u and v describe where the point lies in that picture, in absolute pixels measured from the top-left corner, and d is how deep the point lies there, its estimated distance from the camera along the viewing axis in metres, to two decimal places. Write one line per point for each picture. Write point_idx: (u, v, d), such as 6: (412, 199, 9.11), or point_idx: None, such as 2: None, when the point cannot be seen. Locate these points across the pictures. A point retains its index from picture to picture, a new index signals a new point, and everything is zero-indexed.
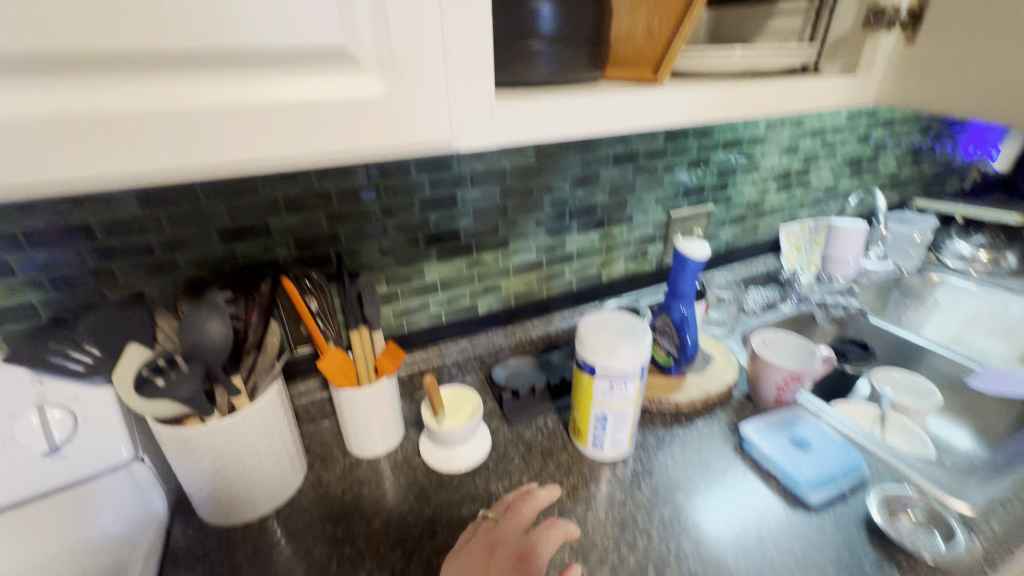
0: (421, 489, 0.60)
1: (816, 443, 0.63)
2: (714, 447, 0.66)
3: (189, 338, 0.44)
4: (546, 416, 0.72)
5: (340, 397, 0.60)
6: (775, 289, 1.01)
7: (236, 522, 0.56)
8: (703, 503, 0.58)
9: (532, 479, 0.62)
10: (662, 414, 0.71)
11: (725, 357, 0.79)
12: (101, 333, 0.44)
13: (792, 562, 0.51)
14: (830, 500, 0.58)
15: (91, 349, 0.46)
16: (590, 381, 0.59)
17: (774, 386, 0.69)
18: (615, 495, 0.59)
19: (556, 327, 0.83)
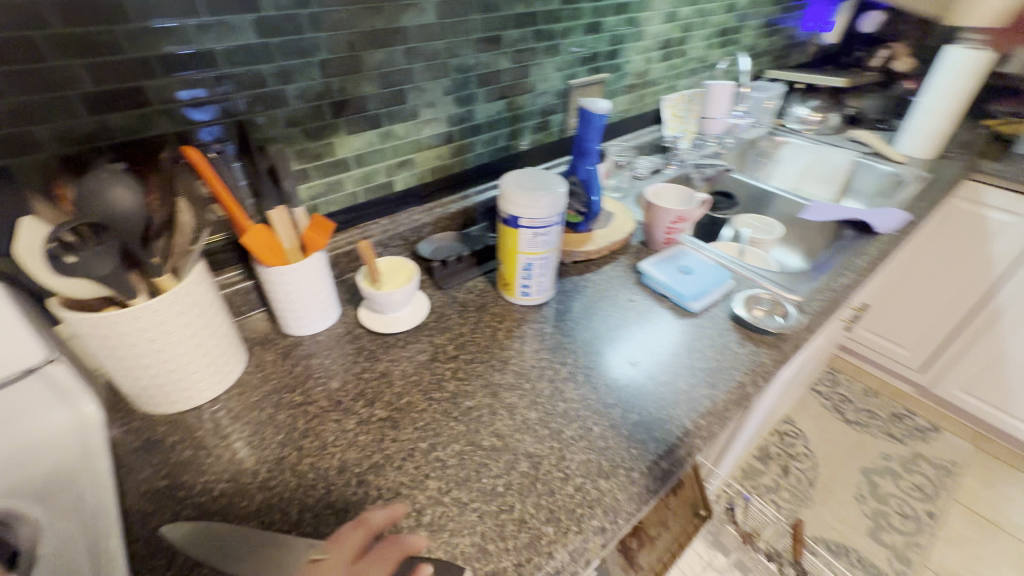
0: (369, 352, 0.64)
1: (696, 266, 0.77)
2: (620, 283, 0.78)
3: (99, 208, 0.42)
4: (475, 280, 0.77)
5: (271, 275, 0.59)
6: (659, 156, 1.13)
7: (185, 408, 0.56)
8: (615, 324, 0.70)
9: (471, 329, 0.69)
10: (576, 265, 0.81)
11: (623, 213, 0.89)
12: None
13: (682, 351, 0.66)
14: (707, 307, 0.73)
15: None
16: (515, 232, 0.64)
17: (664, 228, 0.81)
18: (544, 330, 0.69)
19: (472, 202, 0.85)
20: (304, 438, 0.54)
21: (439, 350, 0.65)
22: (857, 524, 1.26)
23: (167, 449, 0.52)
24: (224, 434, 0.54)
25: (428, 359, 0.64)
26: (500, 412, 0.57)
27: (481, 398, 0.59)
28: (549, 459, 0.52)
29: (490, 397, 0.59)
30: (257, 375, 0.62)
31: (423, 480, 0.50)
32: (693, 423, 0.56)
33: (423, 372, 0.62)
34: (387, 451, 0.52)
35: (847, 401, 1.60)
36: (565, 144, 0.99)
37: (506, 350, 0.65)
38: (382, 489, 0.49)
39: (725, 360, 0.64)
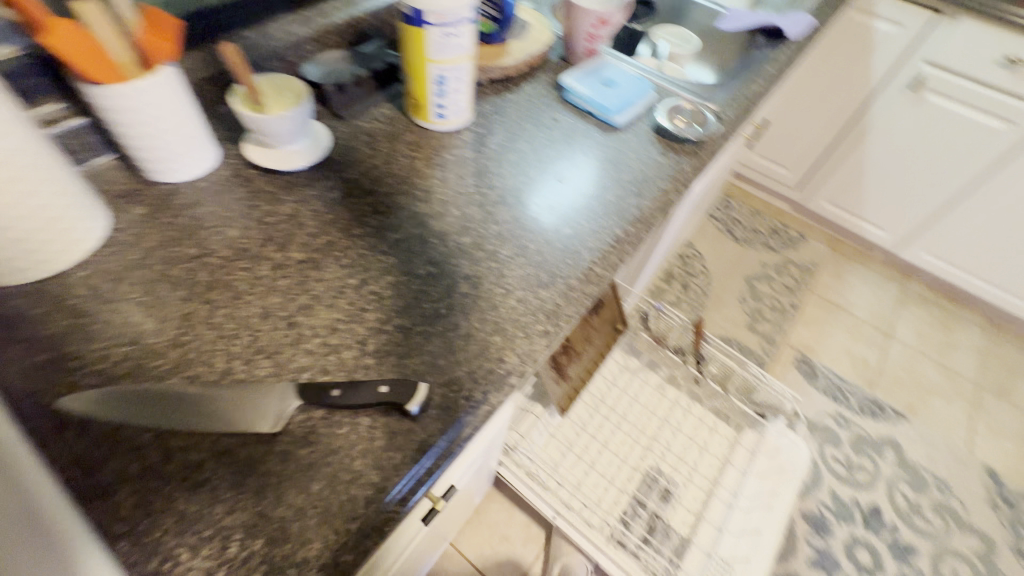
0: (268, 195, 0.55)
1: (618, 77, 0.73)
2: (542, 102, 0.72)
3: None
4: (380, 107, 0.67)
5: (107, 98, 0.45)
6: None
7: (44, 275, 0.46)
8: (540, 144, 0.66)
9: (386, 160, 0.61)
10: (493, 85, 0.73)
11: (539, 22, 0.78)
12: None
13: (609, 165, 0.64)
14: (631, 120, 0.70)
15: None
16: (422, 32, 0.54)
17: (585, 36, 0.74)
18: (466, 155, 0.63)
19: (360, 10, 0.69)
20: (211, 290, 0.47)
21: (352, 186, 0.58)
22: (739, 320, 1.50)
23: (36, 322, 0.44)
24: (108, 298, 0.46)
25: (341, 196, 0.57)
26: (432, 241, 0.54)
27: (409, 229, 0.54)
28: (488, 277, 0.51)
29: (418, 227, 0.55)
30: (130, 230, 0.51)
31: (360, 314, 0.47)
32: (623, 231, 0.57)
33: (337, 210, 0.55)
34: (314, 292, 0.48)
35: (737, 223, 1.78)
36: None
37: (428, 180, 0.60)
38: (317, 327, 0.46)
39: (650, 170, 0.64)
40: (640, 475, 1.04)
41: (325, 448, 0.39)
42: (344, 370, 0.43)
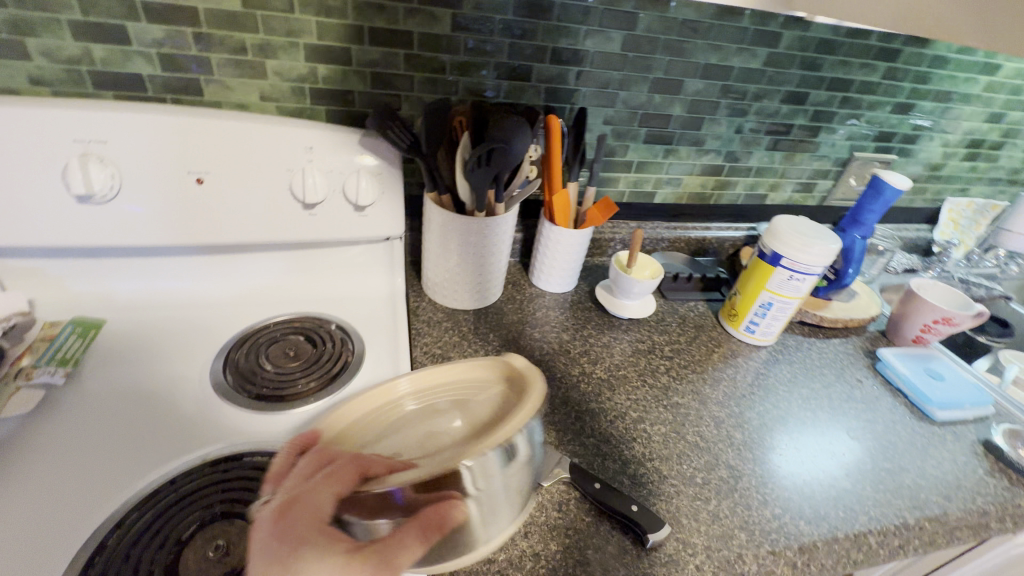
0: (596, 324, 0.74)
1: (949, 376, 0.71)
2: (849, 360, 0.76)
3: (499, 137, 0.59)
4: (697, 302, 0.82)
5: (553, 232, 0.72)
6: (920, 257, 1.04)
7: (455, 306, 0.72)
8: (834, 393, 0.69)
9: (687, 341, 0.74)
10: (802, 326, 0.81)
11: (869, 296, 0.85)
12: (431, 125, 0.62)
13: (911, 450, 0.62)
14: (952, 420, 0.67)
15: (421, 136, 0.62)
16: (772, 269, 0.68)
17: (919, 325, 0.76)
18: (756, 368, 0.71)
19: (712, 235, 0.90)
20: (537, 366, 0.65)
21: (655, 346, 0.72)
22: None
23: (441, 329, 0.68)
24: (479, 337, 0.68)
25: (644, 350, 0.71)
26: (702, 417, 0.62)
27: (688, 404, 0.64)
28: (748, 477, 0.55)
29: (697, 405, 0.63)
30: (507, 304, 0.76)
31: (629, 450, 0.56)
32: (915, 521, 0.54)
33: (638, 357, 0.69)
34: (604, 404, 0.61)
35: None
36: (821, 210, 0.97)
37: (717, 371, 0.69)
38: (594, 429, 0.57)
39: (965, 479, 0.59)
40: None
41: (572, 521, 0.47)
42: (608, 473, 0.52)
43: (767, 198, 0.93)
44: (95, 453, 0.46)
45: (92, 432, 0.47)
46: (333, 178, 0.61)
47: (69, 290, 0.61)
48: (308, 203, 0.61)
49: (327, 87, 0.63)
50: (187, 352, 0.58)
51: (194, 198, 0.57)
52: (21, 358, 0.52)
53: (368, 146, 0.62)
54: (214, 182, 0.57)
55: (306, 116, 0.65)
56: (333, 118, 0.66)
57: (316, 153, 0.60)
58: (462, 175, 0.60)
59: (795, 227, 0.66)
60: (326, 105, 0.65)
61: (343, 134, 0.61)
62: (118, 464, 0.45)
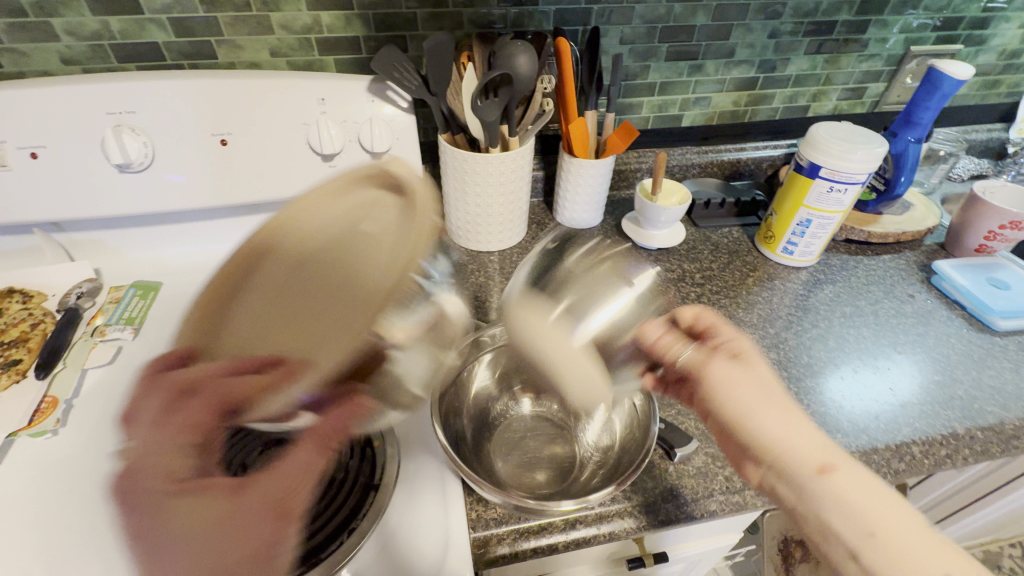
0: (623, 257, 0.73)
1: (1017, 284, 0.65)
2: (899, 276, 0.71)
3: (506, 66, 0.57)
4: (731, 228, 0.79)
5: (571, 165, 0.70)
6: (992, 162, 0.94)
7: (481, 248, 0.73)
8: (881, 310, 0.66)
9: (720, 267, 0.72)
10: (848, 244, 0.76)
11: (925, 207, 0.78)
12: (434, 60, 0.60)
13: (967, 362, 0.58)
14: (1017, 330, 0.62)
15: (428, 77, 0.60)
16: (808, 183, 0.64)
17: (984, 232, 0.70)
18: (796, 290, 0.69)
19: (748, 156, 0.84)
20: None
21: (686, 275, 0.70)
22: None
23: (467, 271, 0.69)
24: (505, 277, 0.69)
25: (674, 279, 0.69)
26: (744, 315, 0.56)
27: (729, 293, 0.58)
28: (783, 395, 0.54)
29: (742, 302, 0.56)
30: (532, 243, 0.76)
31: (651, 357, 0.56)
32: (965, 431, 0.51)
33: (668, 286, 0.68)
34: None
35: None
36: (872, 118, 0.89)
37: (752, 296, 0.67)
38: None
39: None
40: None
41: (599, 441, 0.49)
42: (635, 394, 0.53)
43: (809, 110, 0.86)
44: None
45: None
46: (347, 128, 0.62)
47: (127, 257, 0.66)
48: (327, 154, 0.62)
49: (331, 35, 0.63)
50: None
51: (220, 159, 0.60)
52: (95, 318, 0.58)
53: (377, 92, 0.62)
54: (238, 142, 0.59)
55: (316, 68, 0.65)
56: (342, 68, 0.66)
57: (328, 104, 0.61)
58: (471, 111, 0.59)
59: (834, 134, 0.61)
60: (334, 55, 0.65)
61: (353, 82, 0.61)
62: None
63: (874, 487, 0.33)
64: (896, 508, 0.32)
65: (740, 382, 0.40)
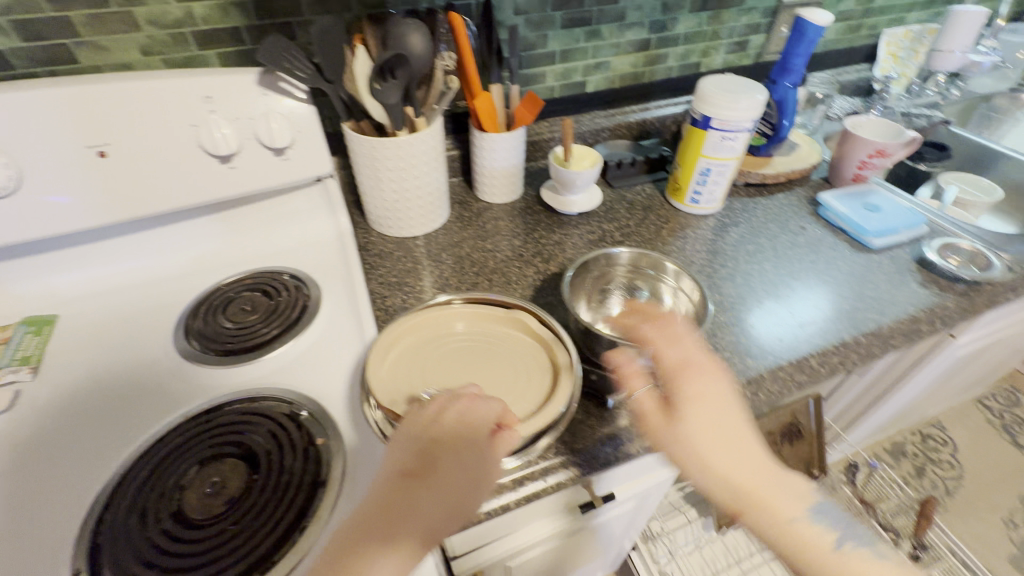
0: (546, 225, 0.75)
1: (885, 206, 0.74)
2: (792, 211, 0.78)
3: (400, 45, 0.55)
4: (644, 185, 0.83)
5: (483, 140, 0.71)
6: (862, 99, 1.04)
7: (405, 234, 0.72)
8: (779, 244, 0.72)
9: (636, 223, 0.76)
10: (747, 188, 0.83)
11: (809, 146, 0.86)
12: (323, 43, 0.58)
13: (851, 279, 0.66)
14: (889, 246, 0.71)
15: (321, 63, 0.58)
16: (703, 134, 0.68)
17: (856, 162, 0.78)
18: (706, 236, 0.74)
19: (651, 115, 0.89)
20: (494, 273, 0.66)
21: (606, 234, 0.74)
22: (996, 546, 1.17)
23: (394, 257, 0.69)
24: (433, 259, 0.69)
25: (595, 240, 0.73)
26: (682, 296, 0.53)
27: (661, 280, 0.55)
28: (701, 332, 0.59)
29: (676, 275, 0.54)
30: (456, 222, 0.76)
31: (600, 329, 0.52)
32: (852, 338, 0.59)
33: (590, 247, 0.71)
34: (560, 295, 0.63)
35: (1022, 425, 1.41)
36: (757, 68, 0.96)
37: (667, 246, 0.72)
38: (566, 291, 0.52)
39: (899, 295, 0.64)
40: None
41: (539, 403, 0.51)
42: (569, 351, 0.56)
43: (702, 66, 0.91)
44: (83, 431, 0.48)
45: (74, 414, 0.49)
46: (242, 125, 0.59)
47: (10, 293, 0.60)
48: (224, 156, 0.59)
49: (208, 27, 0.59)
50: (147, 329, 0.58)
51: (101, 173, 0.55)
52: None
53: (268, 84, 0.59)
54: (120, 153, 0.55)
55: (197, 65, 0.61)
56: (227, 62, 0.62)
57: (217, 101, 0.57)
58: (370, 95, 0.57)
59: (719, 86, 0.65)
60: (216, 49, 0.61)
61: (239, 76, 0.58)
62: (108, 436, 0.48)
63: (794, 510, 0.40)
64: (813, 509, 0.41)
65: (719, 411, 0.40)
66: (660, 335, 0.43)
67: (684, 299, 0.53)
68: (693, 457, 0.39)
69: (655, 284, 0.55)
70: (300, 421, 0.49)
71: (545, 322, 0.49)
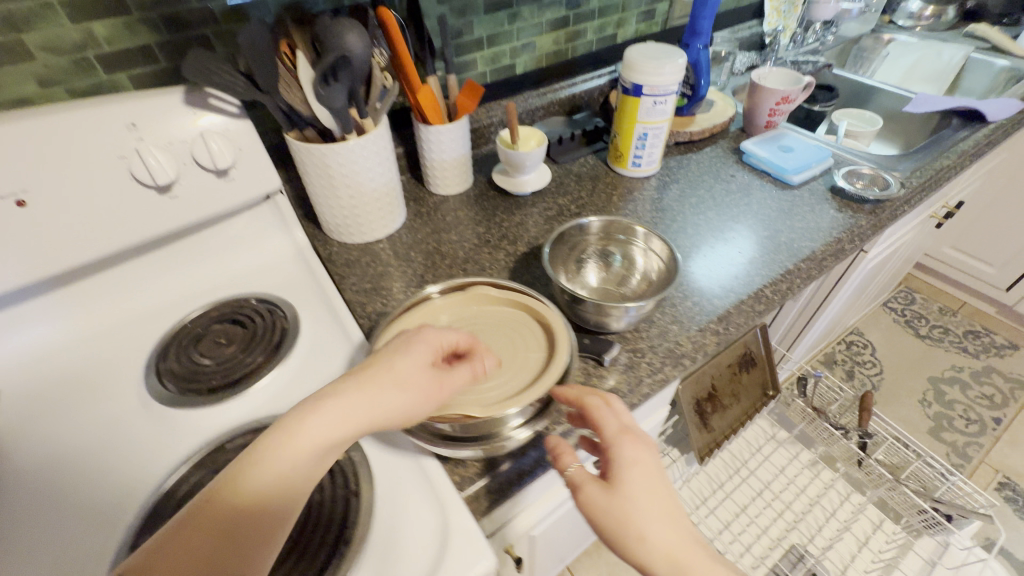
0: (504, 209, 0.77)
1: (797, 146, 0.83)
2: (721, 162, 0.86)
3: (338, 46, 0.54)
4: (586, 157, 0.87)
5: (430, 133, 0.71)
6: (757, 53, 1.15)
7: (367, 239, 0.71)
8: (716, 194, 0.79)
9: (588, 194, 0.79)
10: (678, 146, 0.89)
11: (723, 101, 0.94)
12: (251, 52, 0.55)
13: (782, 215, 0.74)
14: (806, 181, 0.80)
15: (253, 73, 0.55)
16: (637, 101, 0.72)
17: (767, 110, 0.87)
18: (652, 196, 0.79)
19: (579, 89, 0.92)
20: (466, 263, 0.67)
21: (563, 209, 0.77)
22: (918, 424, 1.37)
23: (362, 265, 0.68)
24: (401, 259, 0.68)
25: (554, 215, 0.75)
26: (653, 254, 0.58)
27: (632, 243, 0.59)
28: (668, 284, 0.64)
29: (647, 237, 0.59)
30: (415, 219, 0.76)
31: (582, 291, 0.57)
32: (794, 266, 0.66)
33: (551, 223, 0.74)
34: (535, 273, 0.65)
35: (921, 318, 1.64)
36: (666, 34, 1.02)
37: (620, 211, 0.76)
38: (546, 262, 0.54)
39: (823, 222, 0.72)
40: (780, 549, 1.00)
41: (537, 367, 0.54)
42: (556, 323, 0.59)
43: (617, 37, 0.96)
44: (72, 506, 0.44)
45: (51, 491, 0.45)
46: (176, 150, 0.55)
47: None
48: (162, 186, 0.55)
49: (115, 48, 0.54)
50: (109, 384, 0.54)
51: (23, 224, 0.49)
52: None
53: (194, 102, 0.55)
54: (42, 200, 0.49)
55: (107, 91, 0.56)
56: (141, 85, 0.57)
57: (143, 127, 0.53)
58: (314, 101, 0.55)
59: (645, 54, 0.69)
60: (126, 71, 0.56)
61: (162, 97, 0.54)
62: (102, 506, 0.44)
63: None
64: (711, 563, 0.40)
65: (647, 482, 0.41)
66: (603, 407, 0.44)
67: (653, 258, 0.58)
68: (627, 532, 0.40)
69: (627, 248, 0.60)
70: None
71: (499, 285, 0.51)
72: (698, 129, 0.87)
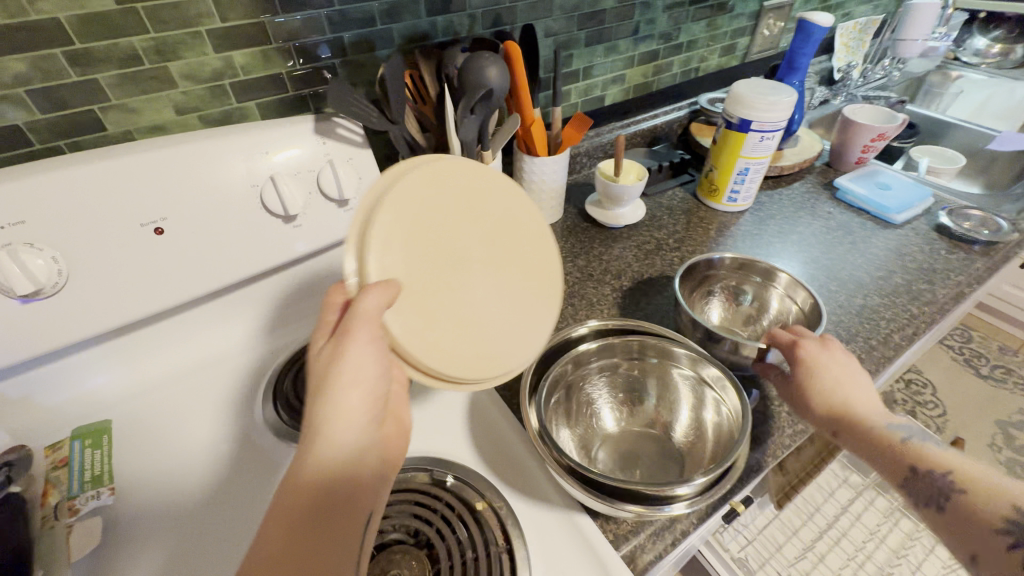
0: (600, 241, 0.75)
1: (894, 184, 0.81)
2: (814, 198, 0.84)
3: (474, 76, 0.53)
4: (673, 190, 0.86)
5: (534, 164, 0.70)
6: (828, 88, 1.14)
7: None
8: (817, 231, 0.77)
9: (684, 228, 0.78)
10: (766, 180, 0.88)
11: (808, 136, 0.93)
12: (384, 82, 0.54)
13: (891, 255, 0.72)
14: (908, 220, 0.78)
15: (383, 102, 0.55)
16: (742, 135, 0.71)
17: (860, 147, 0.85)
18: (749, 231, 0.78)
19: (662, 121, 0.92)
20: (572, 297, 0.65)
21: (662, 243, 0.75)
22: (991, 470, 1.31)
23: None
24: None
25: (653, 250, 0.74)
26: (790, 302, 0.57)
27: (768, 286, 0.59)
28: None
29: (791, 284, 0.57)
30: None
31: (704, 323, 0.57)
32: (919, 309, 0.63)
33: (650, 256, 0.72)
34: (647, 308, 0.63)
35: (980, 357, 1.59)
36: (744, 68, 1.02)
37: (720, 245, 0.75)
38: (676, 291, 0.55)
39: (938, 263, 0.70)
40: None
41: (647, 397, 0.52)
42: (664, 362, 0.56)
43: (700, 70, 0.96)
44: (204, 554, 0.41)
45: (180, 537, 0.42)
46: (302, 178, 0.54)
47: (43, 406, 0.50)
48: (289, 214, 0.54)
49: (250, 77, 0.54)
50: (227, 417, 0.52)
51: (159, 250, 0.48)
52: (47, 497, 0.43)
53: (321, 130, 0.54)
54: (178, 228, 0.49)
55: (236, 118, 0.55)
56: (267, 112, 0.57)
57: (274, 155, 0.52)
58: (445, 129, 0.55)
59: (754, 91, 0.68)
60: (256, 99, 0.56)
61: (294, 125, 0.53)
62: (237, 552, 0.41)
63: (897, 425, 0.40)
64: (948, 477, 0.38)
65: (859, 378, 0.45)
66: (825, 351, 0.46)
67: (792, 305, 0.57)
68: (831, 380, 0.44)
69: (761, 290, 0.60)
70: (447, 487, 0.44)
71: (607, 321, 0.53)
72: (788, 164, 0.86)
